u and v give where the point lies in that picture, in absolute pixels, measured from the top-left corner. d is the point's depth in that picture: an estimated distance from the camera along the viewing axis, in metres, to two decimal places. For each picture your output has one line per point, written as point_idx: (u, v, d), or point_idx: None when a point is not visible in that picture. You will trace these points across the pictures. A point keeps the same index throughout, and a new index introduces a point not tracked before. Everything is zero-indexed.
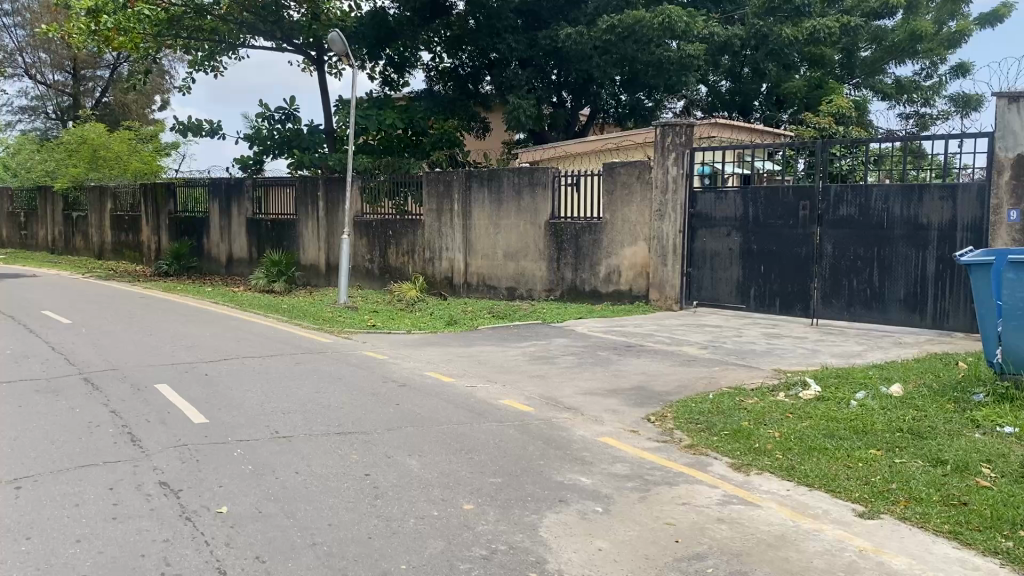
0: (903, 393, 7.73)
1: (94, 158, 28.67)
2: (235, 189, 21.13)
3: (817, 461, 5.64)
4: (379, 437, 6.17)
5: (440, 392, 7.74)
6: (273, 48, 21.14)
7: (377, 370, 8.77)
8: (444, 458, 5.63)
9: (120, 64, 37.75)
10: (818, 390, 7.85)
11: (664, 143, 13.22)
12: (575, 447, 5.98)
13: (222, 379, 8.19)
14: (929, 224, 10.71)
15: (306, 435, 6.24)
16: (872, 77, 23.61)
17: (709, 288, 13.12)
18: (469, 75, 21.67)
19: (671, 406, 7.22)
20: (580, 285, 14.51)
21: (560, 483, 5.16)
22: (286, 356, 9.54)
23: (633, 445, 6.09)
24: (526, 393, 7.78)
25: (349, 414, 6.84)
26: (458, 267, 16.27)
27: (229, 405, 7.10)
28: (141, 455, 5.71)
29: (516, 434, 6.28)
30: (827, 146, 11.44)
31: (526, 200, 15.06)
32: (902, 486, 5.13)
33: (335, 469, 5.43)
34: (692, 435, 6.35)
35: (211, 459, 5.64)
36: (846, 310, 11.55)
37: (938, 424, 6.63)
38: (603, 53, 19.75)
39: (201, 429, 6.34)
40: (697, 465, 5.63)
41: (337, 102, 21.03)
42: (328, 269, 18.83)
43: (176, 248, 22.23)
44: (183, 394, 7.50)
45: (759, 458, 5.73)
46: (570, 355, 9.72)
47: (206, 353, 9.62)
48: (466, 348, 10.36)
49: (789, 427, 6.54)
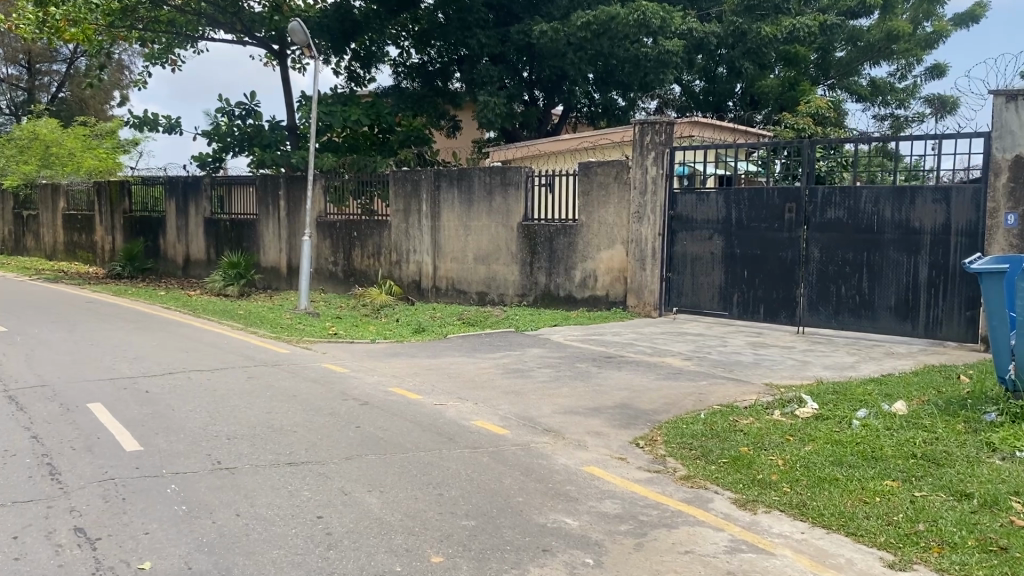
0: (907, 411, 7.14)
1: (46, 155, 28.09)
2: (192, 187, 20.21)
3: (831, 497, 5.01)
4: (336, 469, 5.44)
5: (407, 412, 7.03)
6: (234, 42, 20.34)
7: (337, 386, 8.02)
8: (410, 495, 4.94)
9: (77, 58, 36.60)
10: (815, 408, 7.25)
11: (643, 141, 12.63)
12: (558, 479, 5.30)
13: (165, 397, 7.39)
14: (921, 228, 10.19)
15: (252, 465, 5.50)
16: (846, 78, 23.37)
17: (690, 294, 12.50)
18: (438, 71, 20.86)
19: (660, 428, 6.57)
20: (554, 289, 13.84)
21: (542, 526, 4.47)
22: (239, 369, 8.75)
23: (623, 476, 5.43)
24: (499, 412, 7.08)
25: (304, 439, 6.11)
26: (426, 271, 15.54)
27: (167, 429, 6.32)
28: (59, 493, 4.94)
29: (491, 464, 5.58)
30: (815, 144, 10.91)
31: (497, 200, 14.41)
32: (930, 527, 4.51)
33: (282, 511, 4.69)
34: (686, 464, 5.69)
35: (139, 497, 4.88)
36: (833, 318, 10.99)
37: (953, 447, 6.04)
38: (577, 49, 19.15)
39: (133, 460, 5.56)
40: (697, 502, 4.96)
41: (301, 99, 20.20)
42: (290, 272, 18.05)
43: (129, 249, 21.25)
44: (118, 416, 6.71)
45: (764, 493, 5.07)
46: (547, 368, 9.05)
47: (150, 366, 8.80)
48: (435, 359, 9.64)
49: (793, 453, 5.91)
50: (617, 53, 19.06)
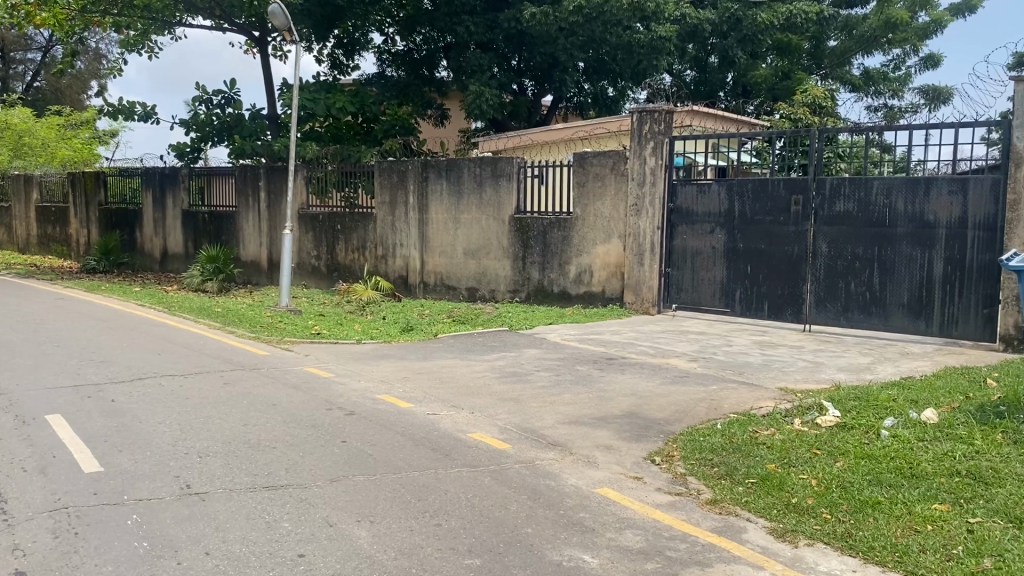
0: (938, 419, 6.60)
1: (18, 145, 27.13)
2: (169, 178, 19.43)
3: (878, 525, 4.47)
4: (321, 493, 4.85)
5: (397, 423, 6.44)
6: (213, 28, 19.63)
7: (320, 393, 7.41)
8: (404, 527, 4.36)
9: (53, 45, 35.64)
10: (837, 416, 6.71)
11: (642, 130, 12.04)
12: (569, 504, 4.74)
13: (132, 407, 6.75)
14: (936, 222, 9.67)
15: (225, 490, 4.89)
16: (839, 68, 22.64)
17: (690, 290, 11.92)
18: (424, 59, 20.13)
19: (675, 442, 6.00)
20: (548, 285, 13.27)
21: (557, 566, 3.92)
22: (214, 374, 8.11)
23: (642, 500, 4.87)
24: (498, 423, 6.50)
25: (283, 457, 5.51)
26: (414, 266, 14.92)
27: (132, 446, 5.70)
28: (2, 527, 4.31)
29: (493, 486, 5.01)
30: (824, 133, 10.35)
31: (488, 191, 13.81)
32: (998, 563, 3.97)
33: (259, 548, 4.10)
34: (710, 485, 5.13)
35: (97, 531, 4.27)
36: (842, 315, 10.46)
37: (998, 462, 5.49)
38: (569, 34, 18.64)
39: (90, 484, 4.94)
40: (729, 532, 4.41)
41: (282, 87, 19.48)
42: (270, 266, 17.40)
43: (104, 242, 20.30)
44: (78, 429, 6.07)
45: (804, 521, 4.53)
46: (545, 371, 8.48)
47: (119, 371, 8.14)
48: (425, 361, 9.03)
49: (824, 470, 5.36)
50: (609, 40, 18.59)
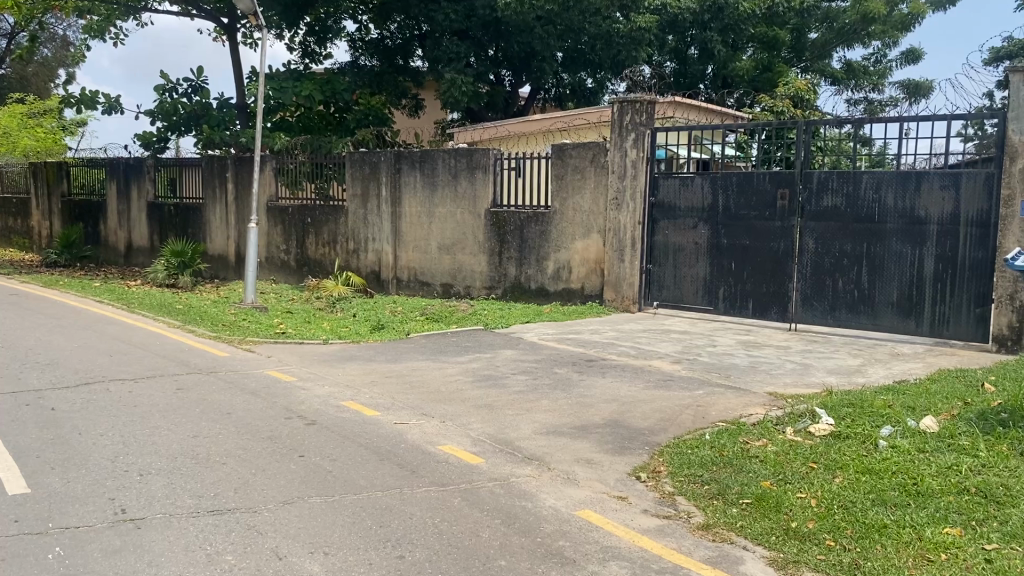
0: (938, 427, 6.20)
1: None
2: (134, 168, 18.76)
3: (887, 554, 4.05)
4: (271, 520, 4.35)
5: (361, 434, 5.94)
6: (180, 14, 18.95)
7: (279, 400, 6.89)
8: (364, 559, 3.89)
9: (16, 31, 34.30)
10: (831, 425, 6.29)
11: (622, 121, 11.59)
12: (547, 530, 4.29)
13: (72, 417, 6.21)
14: (927, 217, 9.30)
15: (165, 516, 4.39)
16: (820, 60, 22.31)
17: (672, 287, 11.50)
18: (398, 48, 19.57)
19: (661, 456, 5.55)
20: (525, 281, 12.82)
21: None
22: (167, 378, 7.58)
23: (626, 524, 4.43)
24: (471, 434, 6.02)
25: (232, 476, 5.00)
26: (386, 261, 14.38)
27: (68, 463, 5.18)
28: None
29: (463, 509, 4.54)
30: (810, 125, 9.97)
31: (463, 184, 13.32)
32: None
33: None
34: (701, 507, 4.70)
35: (13, 568, 3.75)
36: (829, 314, 10.07)
37: (1007, 478, 5.08)
38: (545, 23, 18.21)
39: (11, 510, 4.41)
40: (724, 564, 4.00)
41: (251, 76, 18.87)
42: (237, 261, 16.80)
43: (65, 234, 19.60)
44: (10, 444, 5.53)
45: (806, 550, 4.12)
46: (522, 374, 8.02)
47: (64, 375, 7.57)
48: (394, 364, 8.53)
49: (823, 488, 4.93)
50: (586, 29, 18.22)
